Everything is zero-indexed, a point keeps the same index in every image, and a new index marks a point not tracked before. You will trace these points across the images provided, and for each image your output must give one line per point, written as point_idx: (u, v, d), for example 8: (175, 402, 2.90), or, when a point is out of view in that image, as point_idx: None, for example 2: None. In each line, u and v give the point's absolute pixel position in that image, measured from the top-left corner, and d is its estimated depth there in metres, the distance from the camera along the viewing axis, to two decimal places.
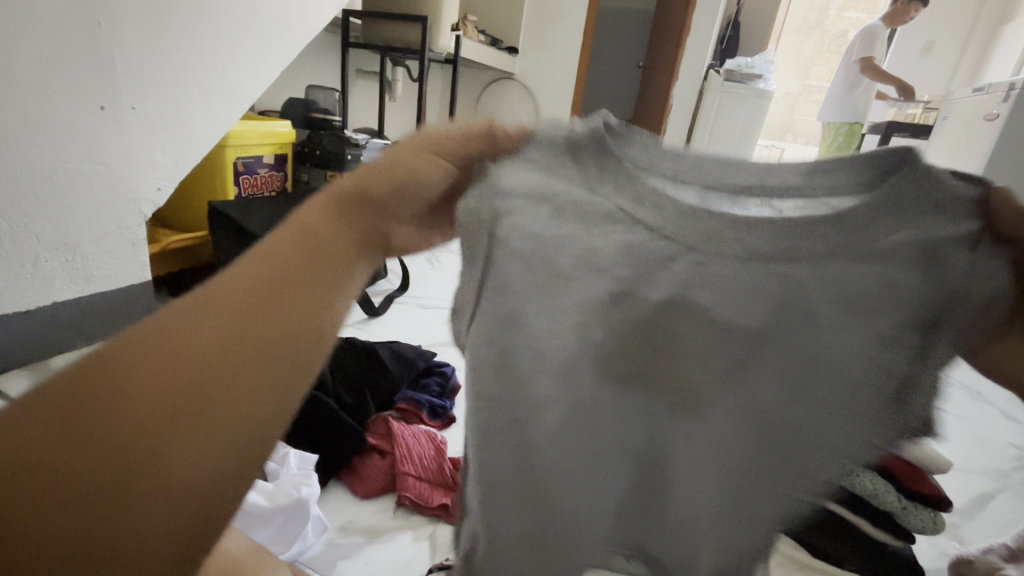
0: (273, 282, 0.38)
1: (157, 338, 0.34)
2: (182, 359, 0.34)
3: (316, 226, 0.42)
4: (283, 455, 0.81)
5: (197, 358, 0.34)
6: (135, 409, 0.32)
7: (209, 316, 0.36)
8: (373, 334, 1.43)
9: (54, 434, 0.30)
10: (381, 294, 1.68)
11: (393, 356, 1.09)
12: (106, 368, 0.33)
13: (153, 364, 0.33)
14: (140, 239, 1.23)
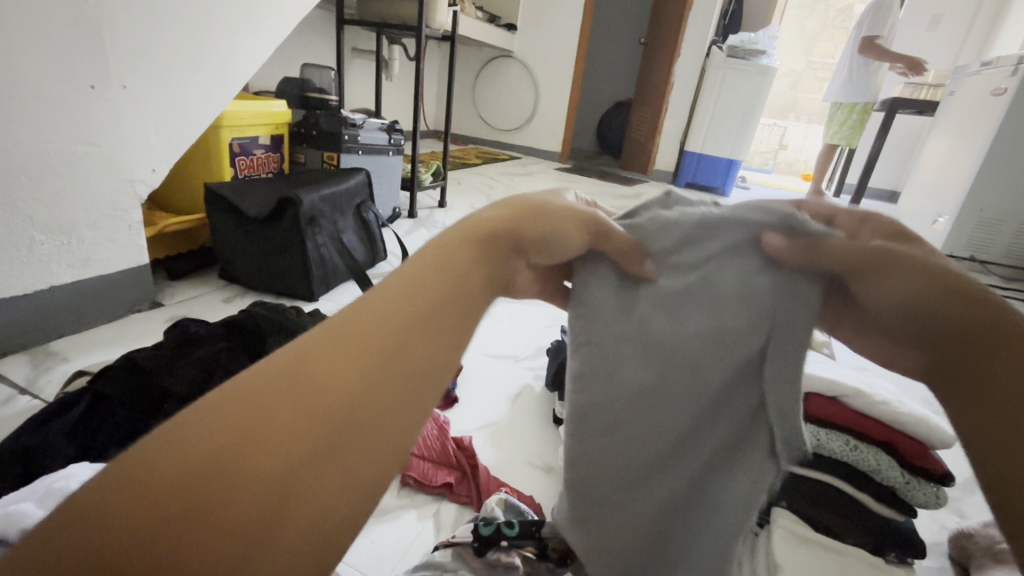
0: (415, 306, 0.34)
1: (300, 363, 0.30)
2: (327, 385, 0.30)
3: (454, 257, 0.37)
4: None
5: (340, 384, 0.30)
6: (271, 433, 0.28)
7: (345, 341, 0.31)
8: None
9: (206, 448, 0.27)
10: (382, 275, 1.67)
11: None
12: (254, 388, 0.29)
13: (290, 389, 0.29)
14: (137, 221, 1.22)
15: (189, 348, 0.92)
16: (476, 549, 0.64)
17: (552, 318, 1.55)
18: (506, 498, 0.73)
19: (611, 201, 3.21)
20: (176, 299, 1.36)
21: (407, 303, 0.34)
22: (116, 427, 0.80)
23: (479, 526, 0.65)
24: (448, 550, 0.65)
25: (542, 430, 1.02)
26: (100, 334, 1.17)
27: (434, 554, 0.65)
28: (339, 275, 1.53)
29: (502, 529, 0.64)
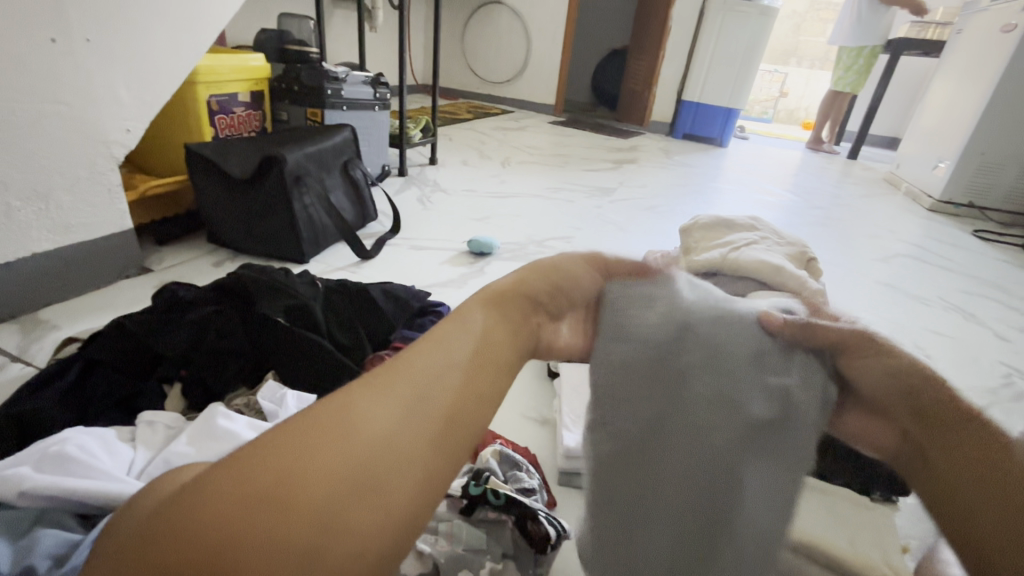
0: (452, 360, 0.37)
1: (326, 408, 0.32)
2: (364, 424, 0.31)
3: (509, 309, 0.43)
4: (280, 395, 0.80)
5: (379, 425, 0.32)
6: (323, 457, 0.29)
7: (390, 387, 0.34)
8: (367, 276, 1.41)
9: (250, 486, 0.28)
10: (373, 236, 1.64)
11: (385, 296, 1.04)
12: (302, 424, 0.31)
13: (331, 425, 0.31)
14: (116, 184, 1.18)
15: (180, 312, 0.91)
16: (464, 505, 0.66)
17: None
18: (501, 450, 0.73)
19: (605, 154, 3.13)
20: (164, 264, 1.34)
21: (445, 363, 0.36)
22: (110, 392, 0.79)
23: (468, 485, 0.65)
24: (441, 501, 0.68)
25: (538, 385, 1.03)
26: (88, 300, 1.16)
27: None
28: (330, 236, 1.51)
29: (487, 495, 0.64)
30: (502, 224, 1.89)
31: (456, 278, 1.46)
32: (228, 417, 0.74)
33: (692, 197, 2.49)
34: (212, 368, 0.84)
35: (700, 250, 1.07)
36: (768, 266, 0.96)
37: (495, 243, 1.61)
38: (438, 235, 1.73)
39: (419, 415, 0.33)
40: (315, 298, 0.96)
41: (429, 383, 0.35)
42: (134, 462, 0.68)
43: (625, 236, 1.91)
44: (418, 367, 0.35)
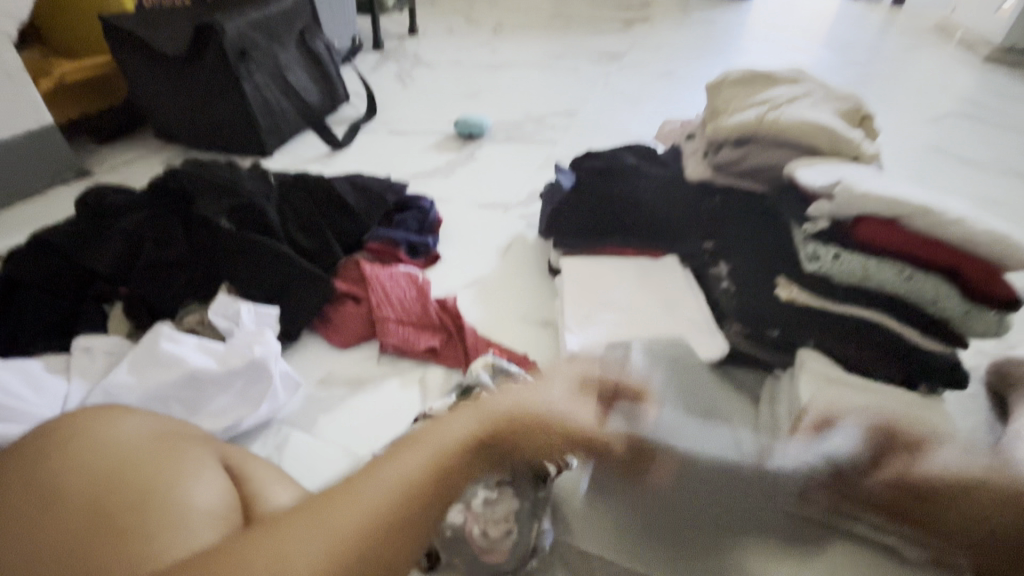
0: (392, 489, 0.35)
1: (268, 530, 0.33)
2: (296, 548, 0.31)
3: (455, 471, 0.38)
4: (234, 310, 0.68)
5: (303, 551, 0.31)
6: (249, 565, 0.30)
7: (316, 518, 0.33)
8: (341, 168, 1.24)
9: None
10: (346, 122, 1.43)
11: (354, 190, 0.88)
12: (246, 538, 0.33)
13: (261, 546, 0.32)
14: (18, 67, 0.97)
15: (110, 219, 0.77)
16: None
17: (547, 157, 1.36)
18: (494, 362, 0.64)
19: (612, 14, 2.71)
20: (107, 166, 1.17)
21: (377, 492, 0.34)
22: (41, 315, 0.68)
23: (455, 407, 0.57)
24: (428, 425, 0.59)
25: (538, 283, 0.91)
26: (21, 212, 1.01)
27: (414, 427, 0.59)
28: (294, 124, 1.30)
29: None
30: (494, 101, 1.65)
31: (443, 165, 1.28)
32: (173, 339, 0.63)
33: (713, 59, 2.16)
34: (156, 282, 0.72)
35: (729, 112, 0.88)
36: (815, 127, 0.77)
37: (485, 122, 1.40)
38: (421, 116, 1.51)
39: (384, 522, 0.34)
40: (267, 196, 0.81)
41: (381, 509, 0.34)
42: (68, 396, 0.59)
43: (636, 107, 1.67)
44: (429, 443, 0.38)
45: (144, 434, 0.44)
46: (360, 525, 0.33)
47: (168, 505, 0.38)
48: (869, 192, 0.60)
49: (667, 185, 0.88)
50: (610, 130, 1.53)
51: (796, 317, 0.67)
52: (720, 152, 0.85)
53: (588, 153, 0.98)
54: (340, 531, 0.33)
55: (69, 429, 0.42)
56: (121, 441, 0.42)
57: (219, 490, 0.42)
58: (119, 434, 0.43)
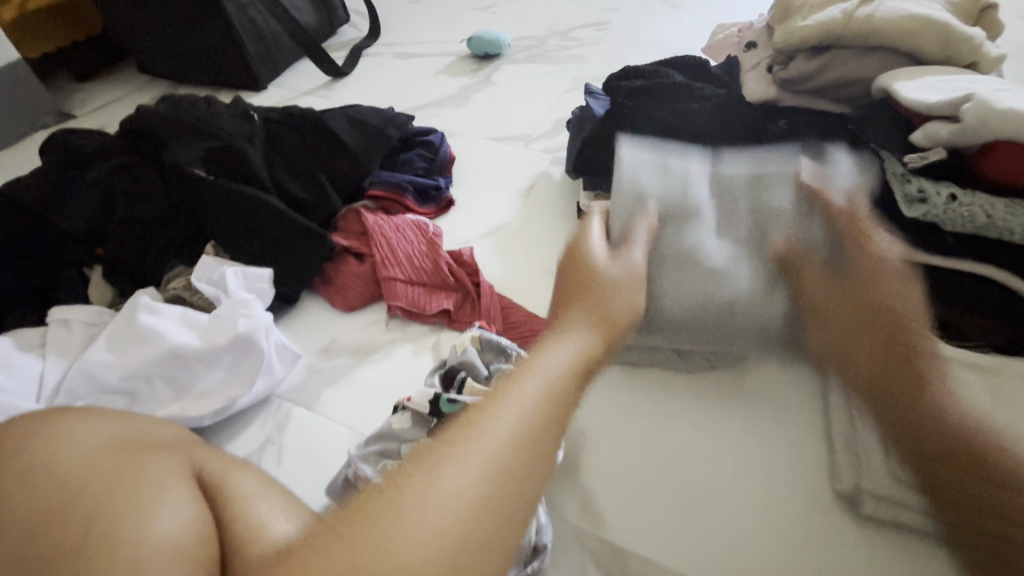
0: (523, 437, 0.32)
1: (386, 492, 0.30)
2: (433, 495, 0.29)
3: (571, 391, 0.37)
4: (220, 274, 0.60)
5: (447, 497, 0.29)
6: (386, 546, 0.27)
7: (457, 454, 0.31)
8: (342, 100, 1.10)
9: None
10: (346, 45, 1.27)
11: (350, 125, 0.76)
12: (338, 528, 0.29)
13: (384, 526, 0.28)
14: None
15: (79, 171, 0.68)
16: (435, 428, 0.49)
17: (574, 78, 1.18)
18: (483, 336, 0.56)
19: None
20: (91, 108, 1.07)
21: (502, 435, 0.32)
22: (14, 283, 0.62)
23: (439, 401, 0.49)
24: (408, 416, 0.51)
25: (566, 229, 0.79)
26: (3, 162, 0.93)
27: (393, 418, 0.51)
28: (288, 50, 1.15)
29: None
30: (512, 14, 1.45)
31: (456, 92, 1.12)
32: (152, 309, 0.55)
33: None
34: (135, 242, 0.64)
35: (807, 11, 0.70)
36: (922, 27, 0.61)
37: (503, 39, 1.22)
38: (430, 35, 1.33)
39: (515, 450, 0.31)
40: (252, 136, 0.70)
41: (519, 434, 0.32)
42: (44, 375, 0.53)
43: (677, 14, 1.44)
44: (547, 367, 0.37)
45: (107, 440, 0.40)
46: (498, 446, 0.31)
47: (112, 536, 0.33)
48: (1006, 112, 0.45)
49: (724, 107, 0.72)
50: (646, 43, 1.33)
51: None
52: (791, 65, 0.69)
53: (625, 69, 0.81)
54: (489, 460, 0.30)
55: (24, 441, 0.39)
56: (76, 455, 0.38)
57: (191, 521, 0.35)
58: (71, 447, 0.39)
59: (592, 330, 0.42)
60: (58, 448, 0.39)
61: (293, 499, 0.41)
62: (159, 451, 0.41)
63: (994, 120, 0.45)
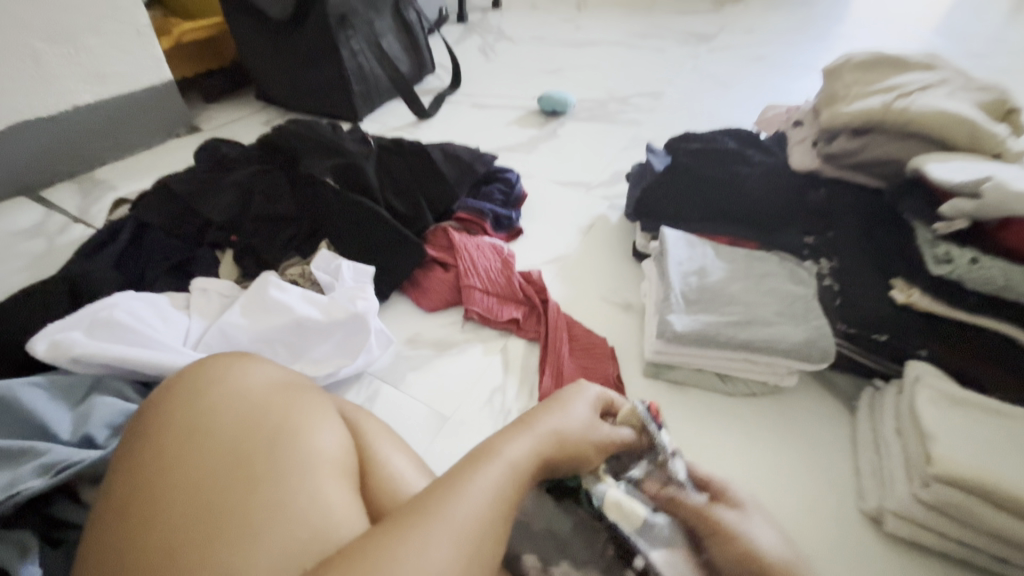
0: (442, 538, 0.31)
1: (245, 487, 0.33)
2: (285, 513, 0.32)
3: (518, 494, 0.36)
4: (336, 266, 0.71)
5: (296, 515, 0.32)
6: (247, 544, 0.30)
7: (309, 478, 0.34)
8: (426, 137, 1.26)
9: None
10: (431, 92, 1.44)
11: (445, 157, 0.89)
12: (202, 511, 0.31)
13: (243, 512, 0.31)
14: (147, 26, 1.03)
15: (223, 172, 0.82)
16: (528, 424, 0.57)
17: (631, 138, 1.32)
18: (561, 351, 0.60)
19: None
20: (214, 124, 1.24)
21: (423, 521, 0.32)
22: (164, 257, 0.74)
23: None
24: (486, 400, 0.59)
25: (621, 265, 0.89)
26: (141, 160, 1.09)
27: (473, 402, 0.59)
28: (384, 92, 1.32)
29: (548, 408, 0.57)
30: (577, 78, 1.62)
31: (525, 141, 1.27)
32: (280, 287, 0.66)
33: (811, 48, 2.03)
34: (265, 234, 0.76)
35: (851, 99, 0.81)
36: (952, 119, 0.70)
37: (570, 99, 1.37)
38: (504, 90, 1.50)
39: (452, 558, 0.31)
40: (368, 157, 0.84)
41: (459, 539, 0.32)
42: (189, 330, 0.64)
43: (727, 92, 1.59)
44: (508, 456, 0.38)
45: (269, 383, 0.40)
46: (442, 525, 0.32)
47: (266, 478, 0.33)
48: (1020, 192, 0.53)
49: (771, 174, 0.83)
50: (697, 114, 1.47)
51: (912, 326, 0.63)
52: (834, 142, 0.80)
53: (684, 133, 0.94)
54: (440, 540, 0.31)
55: (206, 369, 0.40)
56: (220, 416, 0.36)
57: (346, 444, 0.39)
58: (247, 381, 0.40)
59: (553, 428, 0.42)
60: (236, 370, 0.40)
61: (421, 460, 0.44)
62: (294, 401, 0.39)
63: (1012, 199, 0.54)
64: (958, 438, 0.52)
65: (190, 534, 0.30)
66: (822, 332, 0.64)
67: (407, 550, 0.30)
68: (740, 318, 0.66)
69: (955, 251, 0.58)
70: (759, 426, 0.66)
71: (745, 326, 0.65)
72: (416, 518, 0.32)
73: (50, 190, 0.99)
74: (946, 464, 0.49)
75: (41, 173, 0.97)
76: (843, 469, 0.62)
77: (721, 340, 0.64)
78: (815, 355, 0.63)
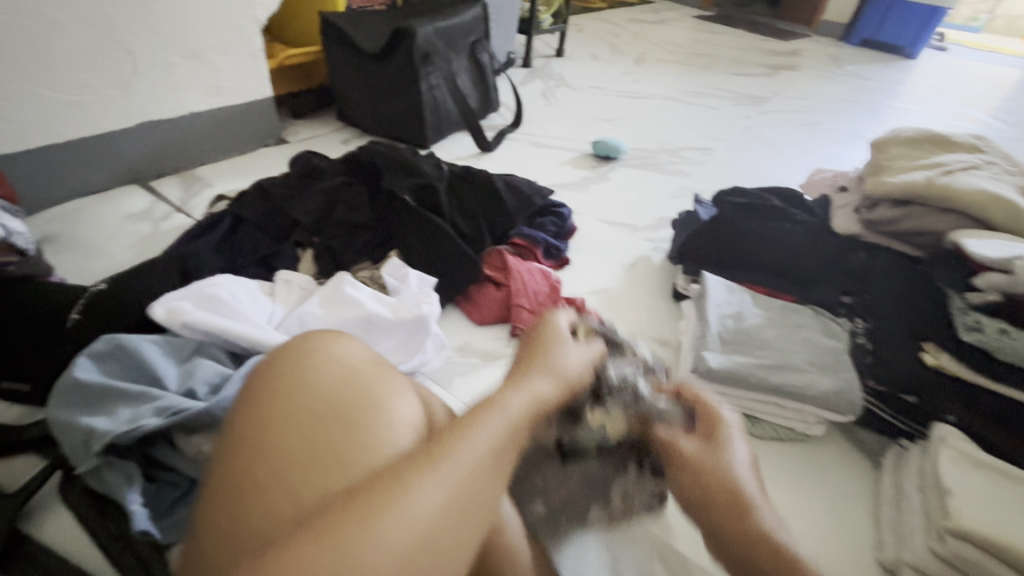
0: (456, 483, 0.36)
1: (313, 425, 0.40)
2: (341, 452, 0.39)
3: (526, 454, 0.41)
4: (404, 274, 0.79)
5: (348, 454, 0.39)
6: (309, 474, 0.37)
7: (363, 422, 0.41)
8: (487, 168, 1.36)
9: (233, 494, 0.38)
10: (495, 128, 1.56)
11: (508, 188, 0.97)
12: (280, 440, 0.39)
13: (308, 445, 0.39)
14: (260, 50, 1.18)
15: (313, 181, 0.93)
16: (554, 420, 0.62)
17: (678, 188, 1.39)
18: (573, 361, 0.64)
19: (757, 61, 2.71)
20: (299, 138, 1.38)
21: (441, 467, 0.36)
22: (254, 248, 0.84)
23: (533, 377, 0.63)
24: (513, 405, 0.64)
25: (660, 303, 0.94)
26: (235, 163, 1.23)
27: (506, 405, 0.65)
28: (453, 124, 1.44)
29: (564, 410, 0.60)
30: (631, 127, 1.71)
31: (578, 180, 1.35)
32: (354, 286, 0.74)
33: (863, 120, 2.08)
34: (343, 238, 0.86)
35: (893, 171, 0.86)
36: (992, 199, 0.74)
37: (624, 146, 1.46)
38: (562, 132, 1.61)
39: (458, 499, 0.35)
40: (440, 181, 0.93)
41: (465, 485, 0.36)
42: (274, 314, 0.72)
43: (775, 153, 1.65)
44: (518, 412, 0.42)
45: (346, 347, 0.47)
46: (459, 475, 0.36)
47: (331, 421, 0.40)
48: None
49: (813, 233, 0.88)
50: (744, 171, 1.53)
51: (941, 391, 0.65)
52: (876, 209, 0.85)
53: (733, 188, 1.01)
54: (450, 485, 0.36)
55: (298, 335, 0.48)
56: (319, 382, 0.43)
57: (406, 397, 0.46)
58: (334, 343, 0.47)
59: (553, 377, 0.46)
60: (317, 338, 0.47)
61: None
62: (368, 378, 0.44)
63: None
64: (975, 497, 0.54)
65: (274, 457, 0.38)
66: (850, 384, 0.67)
67: (423, 478, 0.35)
68: (772, 363, 0.70)
69: (986, 322, 0.62)
70: (782, 469, 0.69)
71: (777, 370, 0.69)
72: (439, 449, 0.37)
73: (158, 181, 1.12)
74: (961, 519, 0.51)
75: (152, 166, 1.11)
76: (864, 521, 0.64)
77: (751, 380, 0.68)
78: (844, 407, 0.66)
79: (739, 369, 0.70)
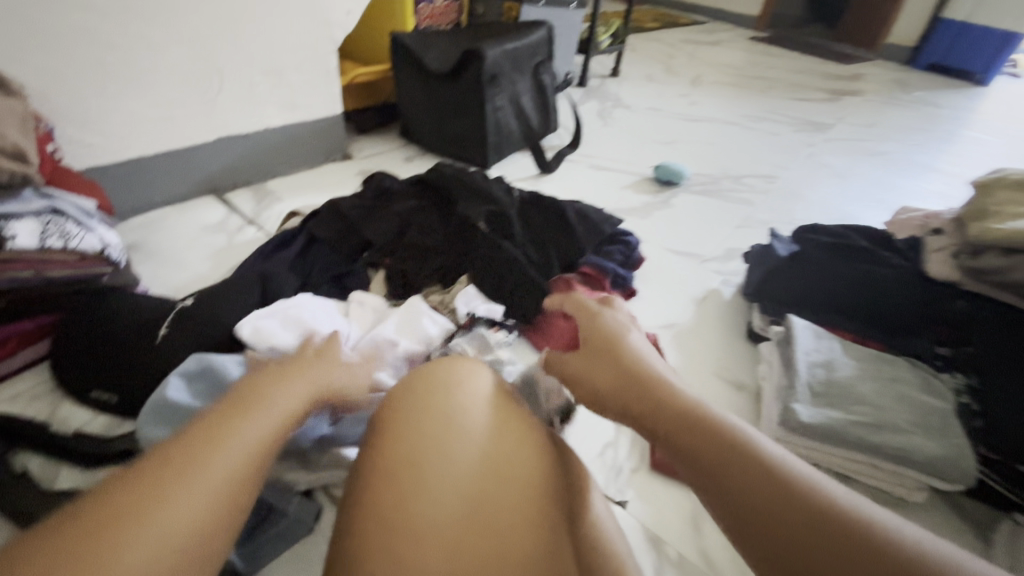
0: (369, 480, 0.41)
1: None
2: None
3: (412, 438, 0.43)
4: (476, 304, 0.79)
5: None
6: None
7: None
8: (547, 190, 1.34)
9: None
10: (553, 148, 1.55)
11: (578, 216, 0.95)
12: None
13: None
14: (334, 68, 1.21)
15: (386, 201, 0.93)
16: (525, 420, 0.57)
17: (743, 217, 1.34)
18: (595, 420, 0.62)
19: (818, 85, 2.62)
20: (363, 153, 1.40)
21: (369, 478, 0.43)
22: (327, 267, 0.84)
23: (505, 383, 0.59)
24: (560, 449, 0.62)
25: (733, 342, 0.90)
26: (303, 177, 1.25)
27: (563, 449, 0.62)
28: (513, 144, 1.43)
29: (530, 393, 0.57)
30: (691, 152, 1.67)
31: (639, 206, 1.32)
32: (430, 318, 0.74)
33: (935, 151, 1.98)
34: (414, 261, 0.85)
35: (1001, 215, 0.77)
36: None
37: (687, 172, 1.42)
38: (621, 155, 1.58)
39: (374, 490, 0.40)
40: (511, 206, 0.92)
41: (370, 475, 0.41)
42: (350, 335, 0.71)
43: (844, 184, 1.58)
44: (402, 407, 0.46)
45: None
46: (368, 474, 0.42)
47: None
48: None
49: (907, 278, 0.82)
50: (811, 202, 1.47)
51: None
52: (981, 257, 0.75)
53: (814, 226, 0.97)
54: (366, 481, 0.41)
55: None
56: None
57: None
58: None
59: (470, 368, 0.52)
60: None
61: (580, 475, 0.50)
62: (514, 445, 0.45)
63: None
64: None
65: None
66: (963, 451, 0.62)
67: (239, 422, 0.37)
68: (871, 420, 0.65)
69: None
70: None
71: (877, 429, 0.64)
72: (246, 402, 0.39)
73: (231, 193, 1.15)
74: None
75: (228, 179, 1.14)
76: None
77: (848, 437, 0.64)
78: (954, 476, 0.61)
79: (840, 425, 0.65)
